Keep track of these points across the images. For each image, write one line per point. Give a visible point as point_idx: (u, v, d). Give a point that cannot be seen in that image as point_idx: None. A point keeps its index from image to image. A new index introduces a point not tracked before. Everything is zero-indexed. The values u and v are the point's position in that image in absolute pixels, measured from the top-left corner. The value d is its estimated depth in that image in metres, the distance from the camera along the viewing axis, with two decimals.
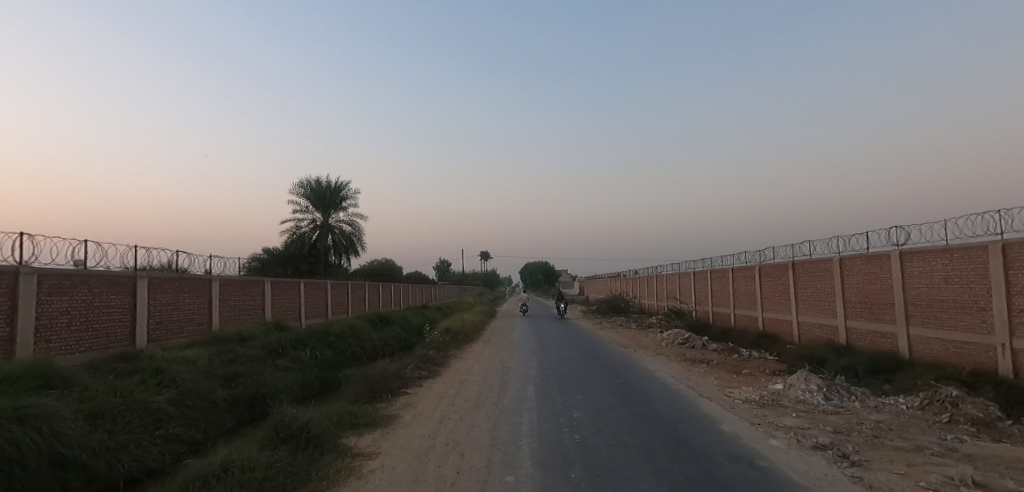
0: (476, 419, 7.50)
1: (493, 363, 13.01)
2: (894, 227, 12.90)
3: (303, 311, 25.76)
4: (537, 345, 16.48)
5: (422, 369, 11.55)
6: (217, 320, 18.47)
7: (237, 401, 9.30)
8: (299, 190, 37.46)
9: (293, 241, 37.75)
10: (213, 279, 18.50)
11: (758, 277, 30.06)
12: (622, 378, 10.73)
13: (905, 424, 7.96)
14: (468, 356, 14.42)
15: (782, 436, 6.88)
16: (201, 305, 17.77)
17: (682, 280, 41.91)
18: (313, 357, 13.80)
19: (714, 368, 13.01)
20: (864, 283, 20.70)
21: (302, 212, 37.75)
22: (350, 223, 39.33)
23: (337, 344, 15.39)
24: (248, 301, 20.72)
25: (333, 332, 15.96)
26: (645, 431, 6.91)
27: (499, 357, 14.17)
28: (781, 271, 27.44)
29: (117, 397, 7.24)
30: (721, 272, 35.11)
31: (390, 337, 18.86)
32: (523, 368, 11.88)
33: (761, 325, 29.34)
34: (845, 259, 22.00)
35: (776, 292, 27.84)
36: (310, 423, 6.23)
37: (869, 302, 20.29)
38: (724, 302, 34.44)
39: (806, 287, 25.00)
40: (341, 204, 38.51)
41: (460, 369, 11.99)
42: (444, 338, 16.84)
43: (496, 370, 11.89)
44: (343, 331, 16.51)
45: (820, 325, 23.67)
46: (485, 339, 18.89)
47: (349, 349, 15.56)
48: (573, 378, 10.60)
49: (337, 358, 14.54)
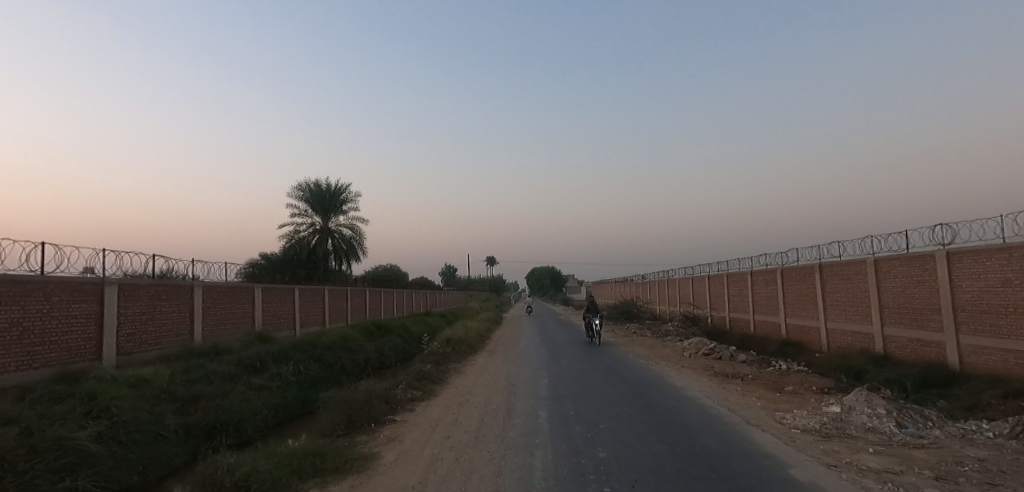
0: (476, 462, 5.89)
1: (498, 379, 11.44)
2: (943, 225, 11.43)
3: (298, 319, 24.31)
4: (547, 357, 14.88)
5: (416, 389, 9.97)
6: (199, 330, 17.00)
7: (191, 432, 7.71)
8: (298, 193, 36.10)
9: (291, 245, 36.44)
10: (196, 286, 17.03)
11: (780, 281, 28.32)
12: (651, 401, 9.07)
13: (1018, 464, 6.31)
14: (471, 371, 12.83)
15: (877, 487, 5.24)
16: (181, 314, 16.28)
17: (696, 285, 40.23)
18: (295, 373, 12.23)
19: (751, 385, 11.37)
20: (904, 287, 18.95)
21: (301, 216, 36.42)
22: (350, 227, 37.97)
23: (324, 357, 13.81)
24: (236, 309, 19.24)
25: (320, 344, 14.38)
26: (695, 480, 5.29)
27: (505, 371, 12.61)
28: (806, 274, 25.70)
29: (20, 435, 5.64)
30: (739, 275, 33.39)
31: (386, 349, 17.27)
32: (533, 387, 10.27)
33: (784, 332, 27.60)
34: (881, 261, 20.33)
35: (801, 296, 26.10)
36: (255, 476, 4.65)
37: (910, 307, 18.59)
38: (742, 308, 32.71)
39: (837, 291, 23.20)
40: (342, 207, 37.17)
41: (461, 389, 10.40)
42: (444, 349, 15.24)
43: (502, 389, 10.31)
44: (332, 341, 14.95)
45: (852, 332, 21.95)
46: (490, 350, 17.32)
47: (338, 363, 13.99)
48: (592, 401, 8.98)
49: (324, 375, 12.96)
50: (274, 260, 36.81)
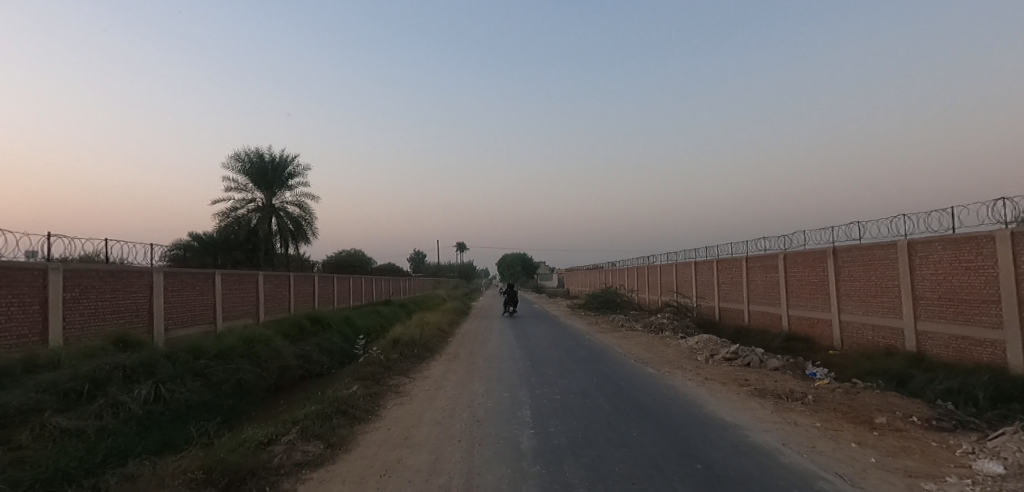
0: None
1: (457, 409, 7.69)
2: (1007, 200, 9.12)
3: (220, 312, 20.04)
4: (526, 365, 11.24)
5: (318, 435, 6.01)
6: (59, 331, 12.58)
7: None
8: (236, 164, 31.39)
9: (229, 224, 31.81)
10: (53, 270, 12.59)
11: (781, 268, 25.29)
12: (710, 465, 5.33)
13: None
14: (420, 391, 9.05)
15: None
16: (28, 308, 11.86)
17: (681, 272, 37.20)
18: (152, 398, 8.08)
19: (822, 413, 7.91)
20: (948, 274, 15.88)
21: (240, 191, 31.73)
22: (298, 204, 33.55)
23: (212, 370, 9.65)
24: (121, 301, 14.79)
25: (209, 351, 10.18)
26: None
27: (469, 392, 8.85)
28: (816, 260, 22.62)
29: None
30: (731, 261, 30.36)
31: (313, 355, 13.15)
32: (509, 429, 6.56)
33: (785, 325, 24.71)
34: (915, 243, 17.29)
35: (807, 285, 23.12)
36: None
37: (956, 298, 15.57)
38: (733, 296, 29.79)
39: (855, 279, 20.08)
40: (287, 181, 32.61)
41: (397, 432, 6.58)
42: (385, 356, 11.28)
43: (462, 431, 6.55)
44: (231, 345, 10.81)
45: (874, 327, 18.98)
46: (451, 353, 13.57)
47: (235, 377, 9.89)
48: (609, 468, 5.20)
49: (204, 398, 8.83)
50: (210, 242, 32.10)
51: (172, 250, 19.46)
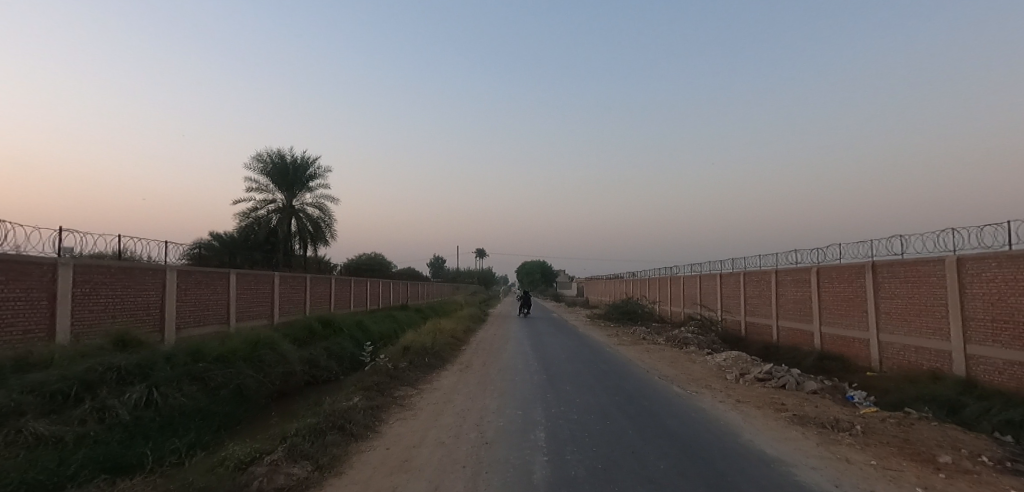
0: None
1: (466, 428, 6.98)
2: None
3: (234, 313, 19.70)
4: (543, 379, 10.50)
5: (307, 455, 5.36)
6: (67, 328, 12.26)
7: None
8: (258, 164, 31.32)
9: (249, 225, 31.73)
10: (63, 265, 12.28)
11: (814, 283, 24.11)
12: None
13: None
14: (427, 405, 8.38)
15: None
16: (35, 304, 11.54)
17: (705, 284, 36.05)
18: (142, 403, 7.55)
19: (876, 448, 7.01)
20: (1004, 294, 14.68)
21: (261, 192, 31.65)
22: (319, 206, 33.39)
23: (210, 374, 9.12)
24: (133, 299, 14.48)
25: (210, 354, 9.68)
26: None
27: (480, 408, 8.14)
28: (852, 276, 21.43)
29: None
30: (759, 275, 29.19)
31: (321, 361, 12.62)
32: (523, 455, 5.84)
33: (817, 343, 23.49)
34: (965, 260, 16.11)
35: (842, 302, 21.94)
36: None
37: (1012, 321, 14.37)
38: (761, 311, 28.62)
39: (897, 297, 18.89)
40: (308, 183, 32.47)
41: (397, 453, 5.90)
42: (393, 365, 10.67)
43: (469, 455, 5.85)
44: (234, 348, 10.31)
45: (917, 349, 17.76)
46: (465, 362, 12.91)
47: (234, 382, 9.36)
48: None
49: (199, 404, 8.29)
50: (229, 242, 32.03)
51: (191, 249, 19.23)
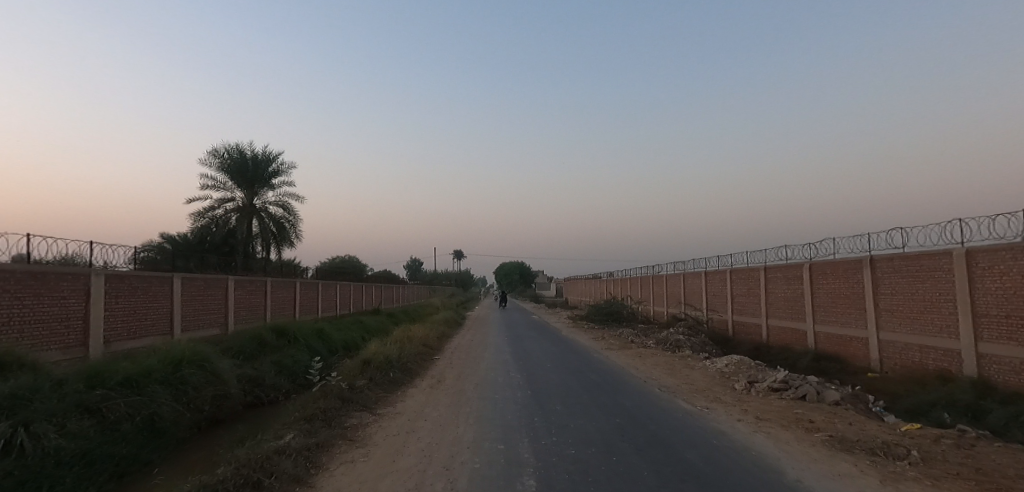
0: None
1: (430, 476, 5.27)
2: None
3: (178, 322, 17.61)
4: (527, 397, 8.85)
5: None
6: None
7: None
8: (214, 160, 29.02)
9: (205, 225, 29.40)
10: None
11: (806, 280, 22.97)
12: None
13: None
14: (384, 438, 6.65)
15: None
16: None
17: (689, 283, 34.88)
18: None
19: (954, 484, 5.54)
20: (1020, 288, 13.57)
21: (219, 190, 29.38)
22: (282, 205, 31.25)
23: (111, 404, 7.30)
24: (47, 309, 12.45)
25: (115, 378, 7.82)
26: None
27: (452, 440, 6.45)
28: (849, 271, 20.29)
29: None
30: (746, 272, 28.03)
31: (265, 378, 10.80)
32: None
33: (811, 342, 22.35)
34: (976, 252, 14.95)
35: (838, 299, 20.79)
36: None
37: None
38: (750, 310, 27.49)
39: (898, 293, 17.77)
40: (270, 180, 30.31)
41: None
42: (349, 384, 8.94)
43: None
44: (150, 369, 8.48)
45: (921, 348, 16.64)
46: (437, 376, 11.21)
47: (142, 413, 7.54)
48: None
49: (89, 446, 6.48)
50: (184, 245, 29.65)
51: (145, 253, 17.24)
